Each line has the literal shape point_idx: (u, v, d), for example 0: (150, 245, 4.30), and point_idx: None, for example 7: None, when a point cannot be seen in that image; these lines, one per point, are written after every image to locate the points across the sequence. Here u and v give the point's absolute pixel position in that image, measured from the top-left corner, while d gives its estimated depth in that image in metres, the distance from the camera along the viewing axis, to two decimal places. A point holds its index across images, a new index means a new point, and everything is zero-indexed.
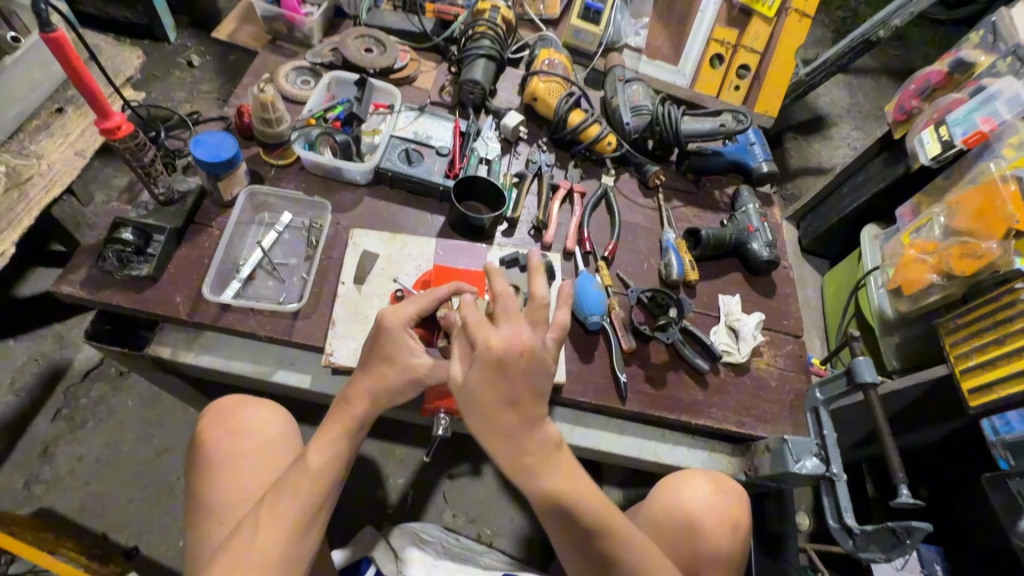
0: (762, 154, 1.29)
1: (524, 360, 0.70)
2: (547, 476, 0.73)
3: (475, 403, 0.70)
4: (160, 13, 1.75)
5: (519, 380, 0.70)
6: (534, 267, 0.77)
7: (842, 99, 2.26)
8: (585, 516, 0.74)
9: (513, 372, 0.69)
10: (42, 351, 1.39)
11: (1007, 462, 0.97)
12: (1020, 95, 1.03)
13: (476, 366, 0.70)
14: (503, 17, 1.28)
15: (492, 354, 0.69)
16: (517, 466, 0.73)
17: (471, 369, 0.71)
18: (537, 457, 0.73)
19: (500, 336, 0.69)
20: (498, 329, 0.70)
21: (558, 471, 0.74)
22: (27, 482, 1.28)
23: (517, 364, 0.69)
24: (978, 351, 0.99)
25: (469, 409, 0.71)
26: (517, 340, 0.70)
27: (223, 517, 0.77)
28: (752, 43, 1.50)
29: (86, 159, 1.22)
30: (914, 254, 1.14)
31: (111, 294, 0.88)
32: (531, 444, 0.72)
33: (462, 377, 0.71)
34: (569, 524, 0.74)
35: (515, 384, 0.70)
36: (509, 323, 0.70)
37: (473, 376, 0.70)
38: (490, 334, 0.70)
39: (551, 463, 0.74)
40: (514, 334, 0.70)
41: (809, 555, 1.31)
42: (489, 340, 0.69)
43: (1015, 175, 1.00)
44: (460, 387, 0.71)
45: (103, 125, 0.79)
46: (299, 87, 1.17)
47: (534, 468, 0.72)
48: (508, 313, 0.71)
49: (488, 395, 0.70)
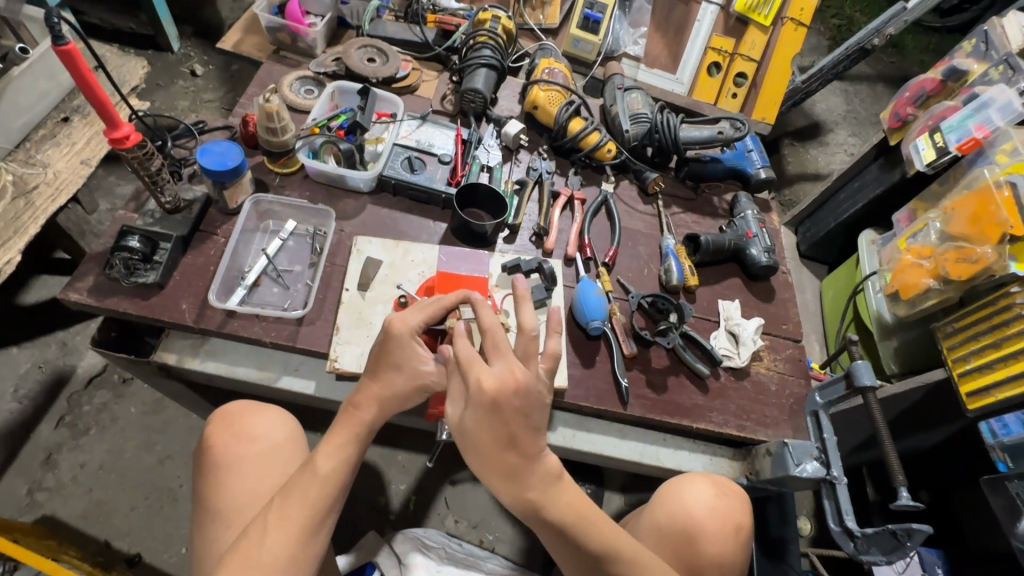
0: (759, 161, 1.33)
1: (517, 398, 0.71)
2: (552, 509, 0.74)
3: (477, 443, 0.72)
4: (164, 23, 1.77)
5: (516, 418, 0.71)
6: (521, 296, 0.79)
7: (838, 106, 2.29)
8: (588, 540, 0.74)
9: (507, 411, 0.70)
10: (45, 358, 1.40)
11: (1005, 464, 0.98)
12: (1012, 103, 1.04)
13: (472, 407, 0.71)
14: (504, 27, 1.30)
15: (485, 396, 0.70)
16: (520, 501, 0.73)
17: (467, 410, 0.72)
18: (541, 491, 0.73)
19: (491, 375, 0.71)
20: (488, 367, 0.72)
21: (563, 501, 0.74)
22: (30, 489, 1.28)
23: (511, 404, 0.71)
24: (975, 355, 1.00)
25: (471, 449, 0.73)
26: (509, 379, 0.71)
27: (229, 522, 0.78)
28: (749, 51, 1.52)
29: (92, 168, 1.24)
30: (911, 259, 1.15)
31: (117, 302, 0.89)
32: (532, 477, 0.73)
33: (460, 418, 0.73)
34: (572, 548, 0.75)
35: (510, 423, 0.71)
36: (500, 361, 0.72)
37: (471, 419, 0.71)
38: (482, 375, 0.71)
39: (556, 495, 0.74)
40: (505, 372, 0.71)
41: (812, 560, 1.32)
42: (481, 380, 0.71)
43: (1009, 181, 1.01)
44: (459, 427, 0.73)
45: (112, 134, 0.80)
46: (303, 96, 1.18)
47: (538, 501, 0.73)
48: (499, 350, 0.73)
49: (486, 434, 0.71)
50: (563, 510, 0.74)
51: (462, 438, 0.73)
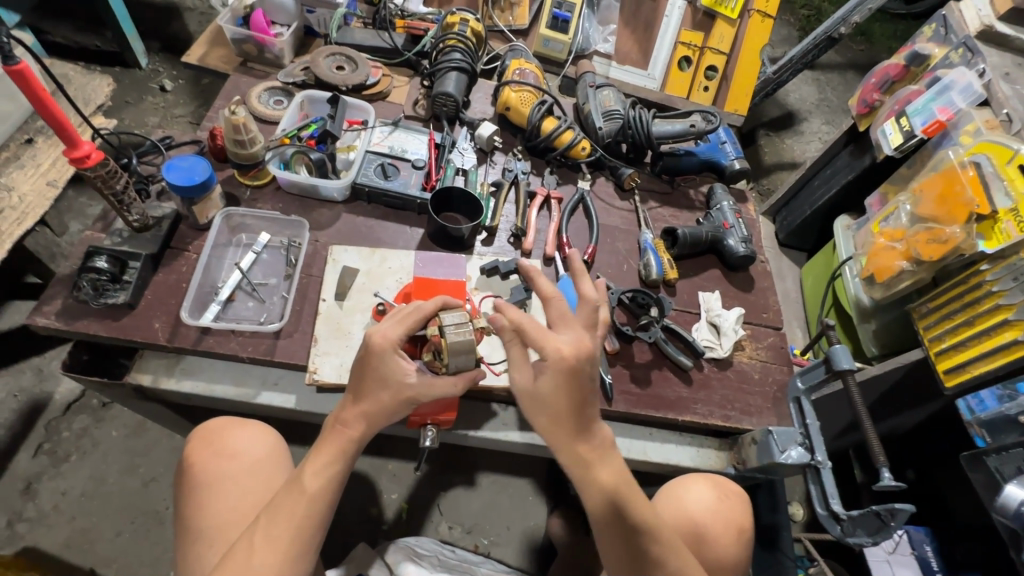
0: (733, 152, 1.33)
1: (592, 364, 0.72)
2: (604, 473, 0.74)
3: (549, 408, 0.72)
4: (130, 39, 1.74)
5: (590, 384, 0.72)
6: (578, 268, 0.77)
7: (811, 95, 2.32)
8: (635, 514, 0.74)
9: (583, 376, 0.71)
10: (20, 386, 1.37)
11: (983, 440, 0.97)
12: (972, 85, 1.08)
13: (547, 374, 0.70)
14: (473, 29, 1.30)
15: (565, 362, 0.69)
16: (575, 459, 0.74)
17: (540, 377, 0.71)
18: (596, 452, 0.75)
19: (567, 342, 0.70)
20: (560, 336, 0.71)
21: (613, 466, 0.75)
22: (10, 521, 1.25)
23: (586, 369, 0.71)
24: (949, 334, 1.01)
25: (538, 414, 0.73)
26: (582, 346, 0.71)
27: (212, 541, 0.76)
28: (718, 44, 1.53)
29: (58, 189, 1.21)
30: (884, 243, 1.17)
31: (87, 324, 0.87)
32: (593, 436, 0.75)
33: (533, 384, 0.71)
34: (620, 523, 0.73)
35: (584, 389, 0.71)
36: (571, 330, 0.72)
37: (546, 386, 0.70)
38: (556, 343, 0.71)
39: (608, 461, 0.75)
40: (578, 339, 0.71)
41: (806, 545, 1.32)
42: (560, 348, 0.70)
43: (973, 161, 1.02)
44: (530, 394, 0.72)
45: (72, 154, 0.78)
46: (272, 107, 1.17)
47: (593, 463, 0.74)
48: (567, 319, 0.73)
49: (561, 399, 0.71)
50: (609, 477, 0.74)
51: (528, 405, 0.73)
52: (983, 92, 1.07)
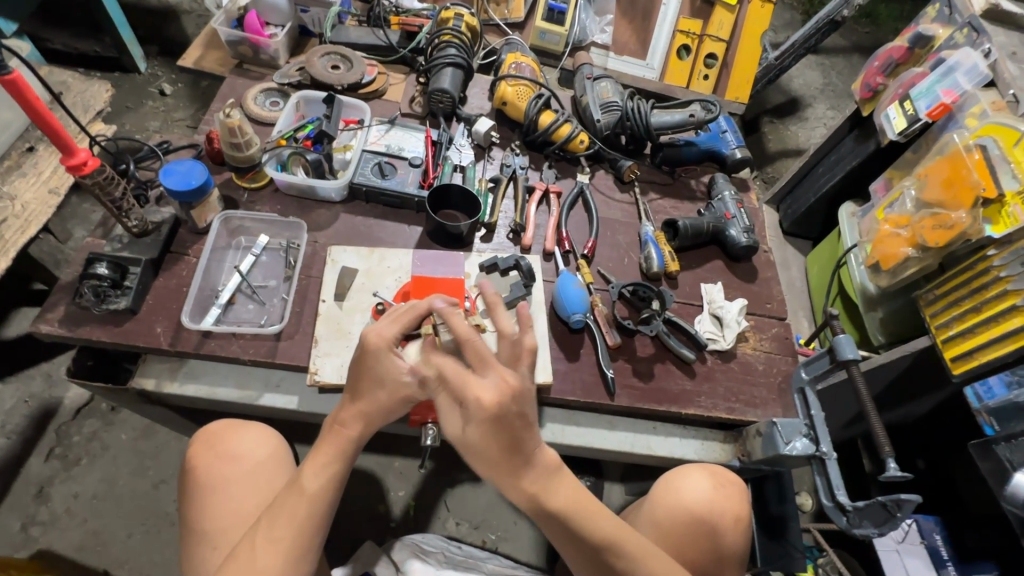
0: (734, 141, 1.31)
1: (518, 404, 0.69)
2: (554, 499, 0.74)
3: (481, 454, 0.70)
4: (128, 44, 1.75)
5: (519, 424, 0.69)
6: (491, 300, 0.74)
7: (815, 80, 2.28)
8: (593, 534, 0.75)
9: (510, 420, 0.68)
10: (31, 392, 1.38)
11: (993, 428, 0.96)
12: (978, 66, 1.05)
13: (473, 423, 0.68)
14: (468, 24, 1.29)
15: (487, 411, 0.67)
16: (521, 494, 0.73)
17: (468, 424, 0.69)
18: (542, 483, 0.73)
19: (487, 389, 0.68)
20: (482, 381, 0.69)
21: (565, 491, 0.75)
22: (24, 524, 1.27)
23: (513, 411, 0.68)
24: (957, 321, 1.00)
25: (475, 458, 0.72)
26: (506, 388, 0.68)
27: (216, 543, 0.77)
28: (718, 31, 1.51)
29: (60, 197, 1.22)
30: (889, 230, 1.15)
31: (90, 330, 0.88)
32: (533, 469, 0.72)
33: (461, 432, 0.70)
34: (578, 542, 0.75)
35: (514, 430, 0.69)
36: (492, 372, 0.69)
37: (474, 434, 0.69)
38: (478, 389, 0.68)
39: (556, 486, 0.74)
40: (500, 382, 0.68)
41: (814, 534, 1.31)
42: (480, 396, 0.68)
43: (979, 144, 1.00)
44: (463, 441, 0.70)
45: (69, 162, 0.78)
46: (268, 109, 1.17)
47: (538, 495, 0.73)
48: (485, 360, 0.69)
49: (490, 444, 0.69)
50: (565, 498, 0.74)
51: (463, 449, 0.72)
52: (989, 73, 1.04)
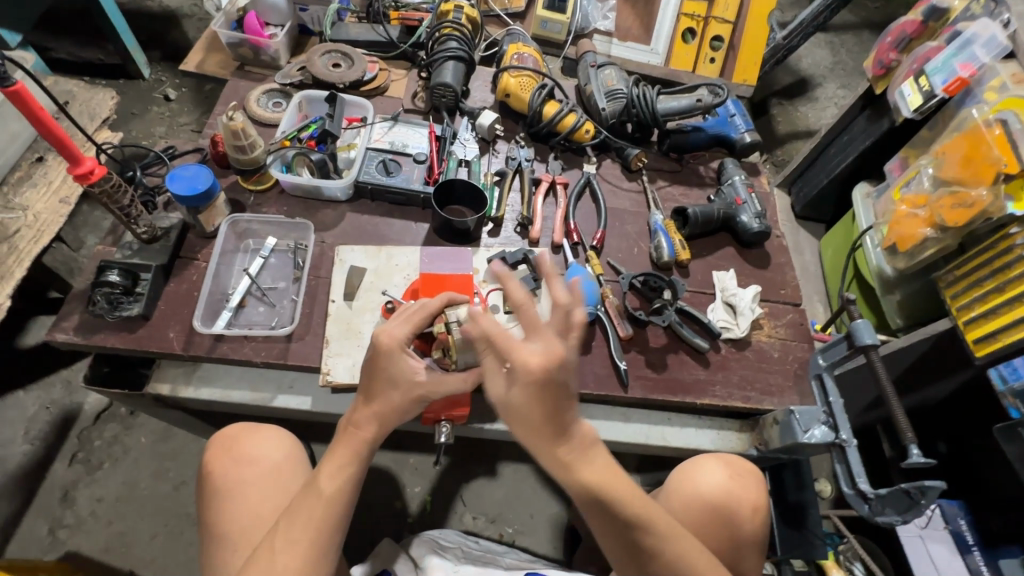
0: (743, 125, 1.28)
1: (565, 373, 0.67)
2: (589, 472, 0.72)
3: (523, 418, 0.69)
4: (131, 50, 1.75)
5: (562, 393, 0.68)
6: (550, 270, 0.71)
7: (825, 59, 2.23)
8: (625, 510, 0.73)
9: (555, 388, 0.67)
10: (51, 399, 1.40)
11: (1019, 411, 0.92)
12: (997, 37, 1.02)
13: (518, 386, 0.68)
14: (468, 16, 1.27)
15: (532, 375, 0.66)
16: (554, 462, 0.72)
17: (512, 386, 0.69)
18: (576, 454, 0.72)
19: (535, 353, 0.66)
20: (530, 345, 0.67)
21: (597, 464, 0.73)
22: (51, 528, 1.29)
23: (560, 378, 0.67)
24: (979, 302, 0.97)
25: (516, 421, 0.71)
26: (553, 356, 0.67)
27: (237, 545, 0.78)
28: (723, 13, 1.48)
29: (71, 205, 1.23)
30: (905, 211, 1.11)
31: (105, 338, 0.89)
32: (571, 438, 0.71)
33: (505, 394, 0.69)
34: (609, 517, 0.73)
35: (557, 397, 0.68)
36: (541, 339, 0.67)
37: (516, 397, 0.68)
38: (525, 354, 0.67)
39: (592, 459, 0.73)
40: (547, 348, 0.67)
41: (835, 521, 1.30)
42: (527, 361, 0.66)
43: (999, 119, 0.97)
44: (505, 404, 0.70)
45: (75, 171, 0.79)
46: (271, 110, 1.16)
47: (573, 465, 0.72)
48: (536, 327, 0.68)
49: (534, 410, 0.69)
50: (597, 472, 0.73)
51: (505, 412, 0.71)
52: (1009, 44, 1.01)
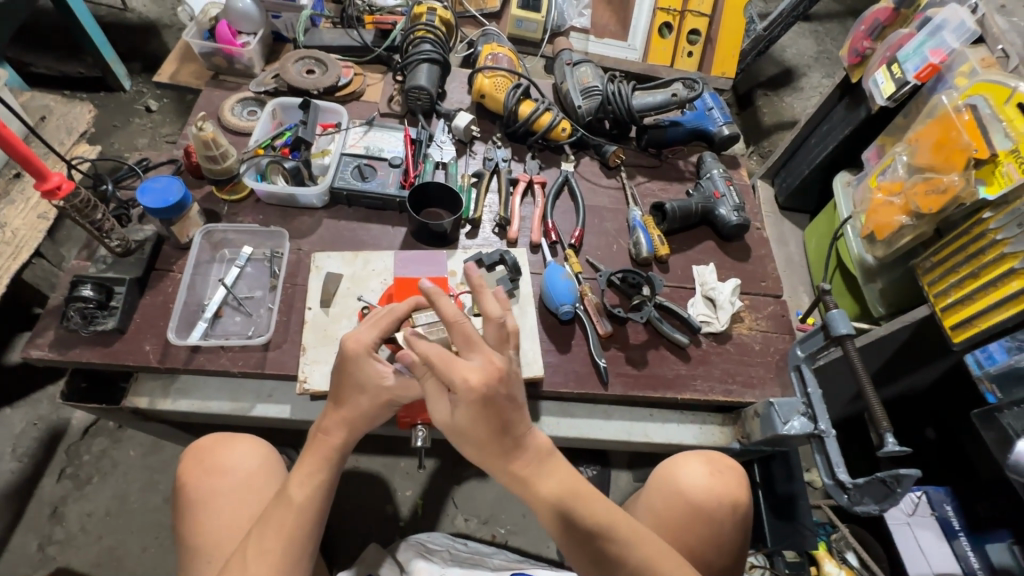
0: (720, 117, 1.28)
1: (505, 386, 0.69)
2: (546, 485, 0.73)
3: (470, 438, 0.71)
4: (110, 63, 1.75)
5: (508, 405, 0.69)
6: (477, 281, 0.71)
7: (808, 48, 2.23)
8: (585, 519, 0.73)
9: (498, 401, 0.68)
10: (39, 415, 1.40)
11: (994, 396, 0.93)
12: (966, 22, 1.02)
13: (461, 407, 0.68)
14: (441, 18, 1.27)
15: (475, 393, 0.67)
16: (512, 478, 0.73)
17: (456, 408, 0.69)
18: (533, 467, 0.73)
19: (474, 369, 0.67)
20: (467, 363, 0.68)
21: (555, 476, 0.74)
22: (41, 544, 1.29)
23: (501, 394, 0.68)
24: (955, 288, 0.97)
25: (465, 443, 0.72)
26: (492, 370, 0.68)
27: (211, 557, 0.78)
28: (699, 6, 1.47)
29: (50, 221, 1.24)
30: (882, 198, 1.12)
31: (80, 353, 0.89)
32: (526, 451, 0.73)
33: (451, 417, 0.70)
34: (569, 529, 0.73)
35: (502, 413, 0.69)
36: (479, 354, 0.68)
37: (462, 418, 0.69)
38: (464, 372, 0.67)
39: (548, 471, 0.74)
40: (486, 364, 0.68)
41: (825, 511, 1.29)
42: (466, 379, 0.67)
43: (968, 104, 0.96)
44: (451, 425, 0.71)
45: (42, 187, 0.78)
46: (245, 118, 1.16)
47: (530, 478, 0.73)
48: (472, 343, 0.69)
49: (478, 428, 0.69)
50: (556, 483, 0.74)
51: (453, 434, 0.72)
52: (978, 29, 1.01)
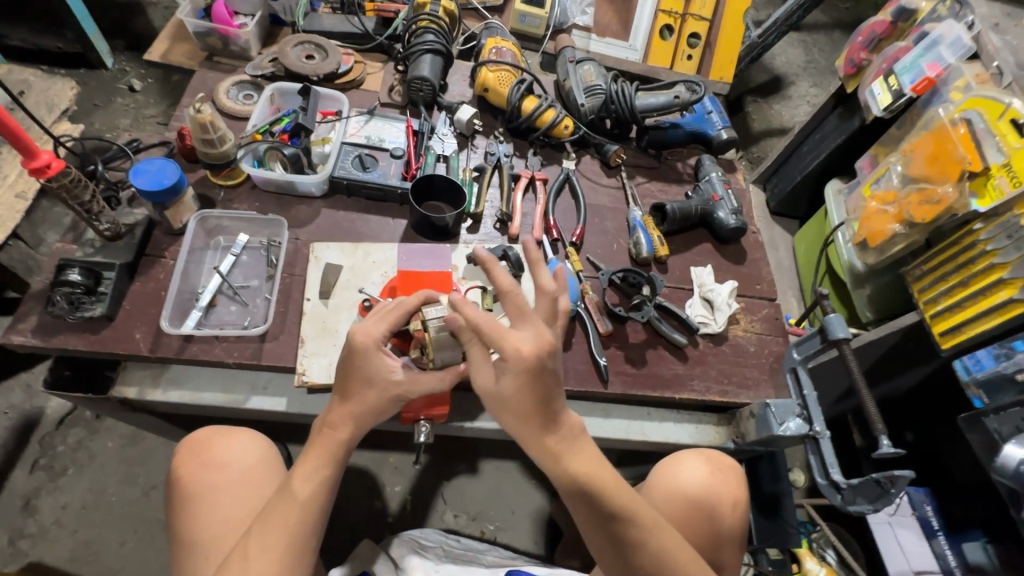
0: (719, 121, 1.30)
1: (553, 358, 0.70)
2: (575, 464, 0.74)
3: (513, 406, 0.72)
4: (92, 39, 1.68)
5: (552, 380, 0.71)
6: (535, 257, 0.75)
7: (797, 58, 2.28)
8: (611, 501, 0.74)
9: (546, 374, 0.70)
10: (11, 403, 1.35)
11: (981, 401, 0.97)
12: (961, 38, 1.05)
13: (509, 375, 0.70)
14: (445, 9, 1.25)
15: (525, 362, 0.68)
16: (544, 451, 0.74)
17: (502, 376, 0.71)
18: (564, 442, 0.74)
19: (526, 341, 0.69)
20: (520, 333, 0.70)
21: (584, 454, 0.75)
22: (12, 538, 1.24)
23: (550, 366, 0.70)
24: (945, 296, 1.00)
25: (506, 411, 0.73)
26: (542, 343, 0.70)
27: (208, 553, 0.75)
28: (700, 10, 1.49)
29: (28, 201, 1.18)
30: (876, 207, 1.15)
31: (66, 339, 0.85)
32: (559, 427, 0.74)
33: (495, 384, 0.72)
34: (591, 508, 0.74)
35: (548, 386, 0.71)
36: (530, 326, 0.70)
37: (507, 386, 0.70)
38: (516, 342, 0.69)
39: (578, 449, 0.75)
40: (536, 336, 0.70)
41: (808, 510, 1.33)
42: (518, 348, 0.69)
43: (964, 118, 1.00)
44: (494, 393, 0.72)
45: (31, 164, 0.75)
46: (241, 102, 1.13)
47: (560, 454, 0.74)
48: (523, 314, 0.71)
49: (524, 397, 0.71)
50: (583, 461, 0.74)
51: (494, 401, 0.73)
52: (973, 45, 1.05)
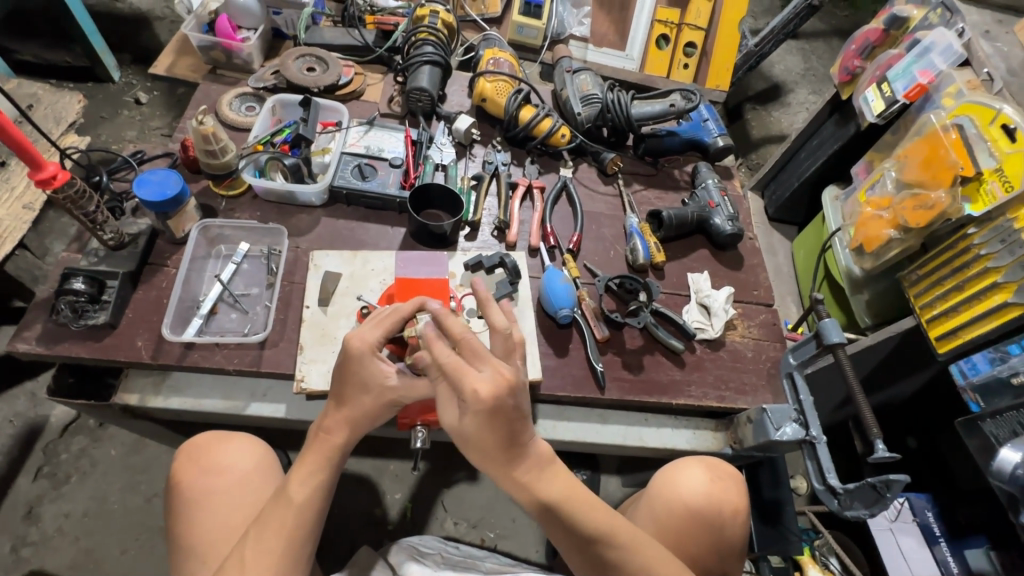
0: (715, 129, 1.30)
1: (514, 395, 0.69)
2: (547, 488, 0.74)
3: (478, 445, 0.71)
4: (100, 53, 1.71)
5: (515, 415, 0.70)
6: (483, 297, 0.77)
7: (796, 65, 2.29)
8: (586, 525, 0.74)
9: (506, 412, 0.69)
10: (16, 412, 1.36)
11: (978, 405, 0.96)
12: (952, 45, 1.07)
13: (469, 414, 0.69)
14: (444, 21, 1.28)
15: (483, 403, 0.68)
16: (515, 484, 0.73)
17: (464, 414, 0.70)
18: (534, 473, 0.74)
19: (484, 380, 0.68)
20: (477, 373, 0.69)
21: (556, 482, 0.75)
22: (15, 545, 1.25)
23: (509, 403, 0.69)
24: (941, 300, 1.01)
25: (471, 449, 0.72)
26: (501, 380, 0.69)
27: (205, 558, 0.76)
28: (695, 20, 1.51)
29: (35, 212, 1.21)
30: (871, 212, 1.16)
31: (69, 347, 0.86)
32: (526, 459, 0.73)
33: (459, 422, 0.70)
34: (570, 533, 0.74)
35: (509, 422, 0.69)
36: (488, 364, 0.69)
37: (469, 426, 0.69)
38: (474, 381, 0.68)
39: (549, 476, 0.75)
40: (494, 375, 0.69)
41: (809, 517, 1.32)
42: (474, 387, 0.68)
43: (956, 124, 1.00)
44: (458, 432, 0.71)
45: (37, 176, 0.76)
46: (244, 114, 1.15)
47: (532, 484, 0.73)
48: (481, 354, 0.70)
49: (486, 435, 0.70)
50: (553, 487, 0.74)
51: (462, 442, 0.72)
52: (964, 52, 1.06)
